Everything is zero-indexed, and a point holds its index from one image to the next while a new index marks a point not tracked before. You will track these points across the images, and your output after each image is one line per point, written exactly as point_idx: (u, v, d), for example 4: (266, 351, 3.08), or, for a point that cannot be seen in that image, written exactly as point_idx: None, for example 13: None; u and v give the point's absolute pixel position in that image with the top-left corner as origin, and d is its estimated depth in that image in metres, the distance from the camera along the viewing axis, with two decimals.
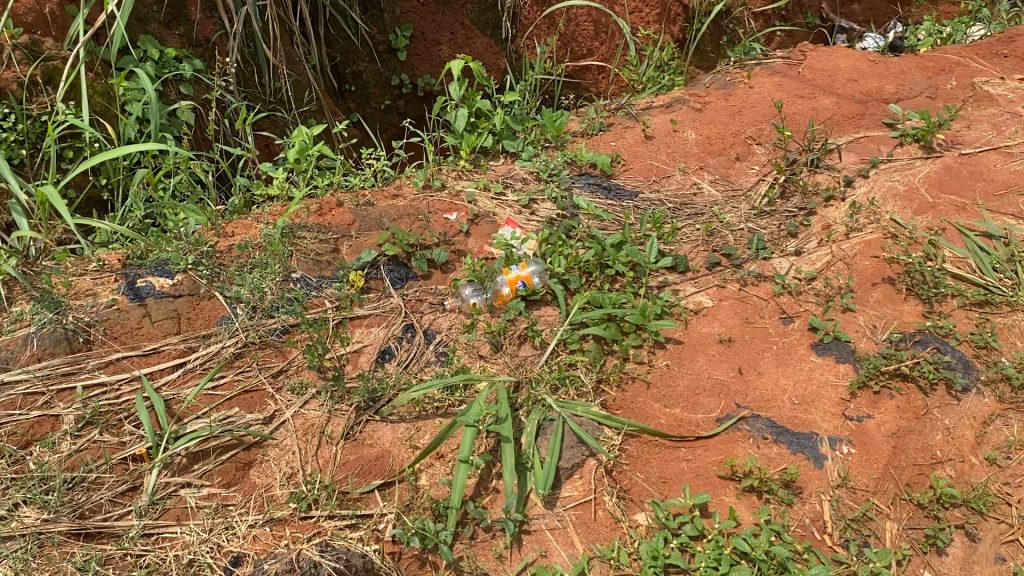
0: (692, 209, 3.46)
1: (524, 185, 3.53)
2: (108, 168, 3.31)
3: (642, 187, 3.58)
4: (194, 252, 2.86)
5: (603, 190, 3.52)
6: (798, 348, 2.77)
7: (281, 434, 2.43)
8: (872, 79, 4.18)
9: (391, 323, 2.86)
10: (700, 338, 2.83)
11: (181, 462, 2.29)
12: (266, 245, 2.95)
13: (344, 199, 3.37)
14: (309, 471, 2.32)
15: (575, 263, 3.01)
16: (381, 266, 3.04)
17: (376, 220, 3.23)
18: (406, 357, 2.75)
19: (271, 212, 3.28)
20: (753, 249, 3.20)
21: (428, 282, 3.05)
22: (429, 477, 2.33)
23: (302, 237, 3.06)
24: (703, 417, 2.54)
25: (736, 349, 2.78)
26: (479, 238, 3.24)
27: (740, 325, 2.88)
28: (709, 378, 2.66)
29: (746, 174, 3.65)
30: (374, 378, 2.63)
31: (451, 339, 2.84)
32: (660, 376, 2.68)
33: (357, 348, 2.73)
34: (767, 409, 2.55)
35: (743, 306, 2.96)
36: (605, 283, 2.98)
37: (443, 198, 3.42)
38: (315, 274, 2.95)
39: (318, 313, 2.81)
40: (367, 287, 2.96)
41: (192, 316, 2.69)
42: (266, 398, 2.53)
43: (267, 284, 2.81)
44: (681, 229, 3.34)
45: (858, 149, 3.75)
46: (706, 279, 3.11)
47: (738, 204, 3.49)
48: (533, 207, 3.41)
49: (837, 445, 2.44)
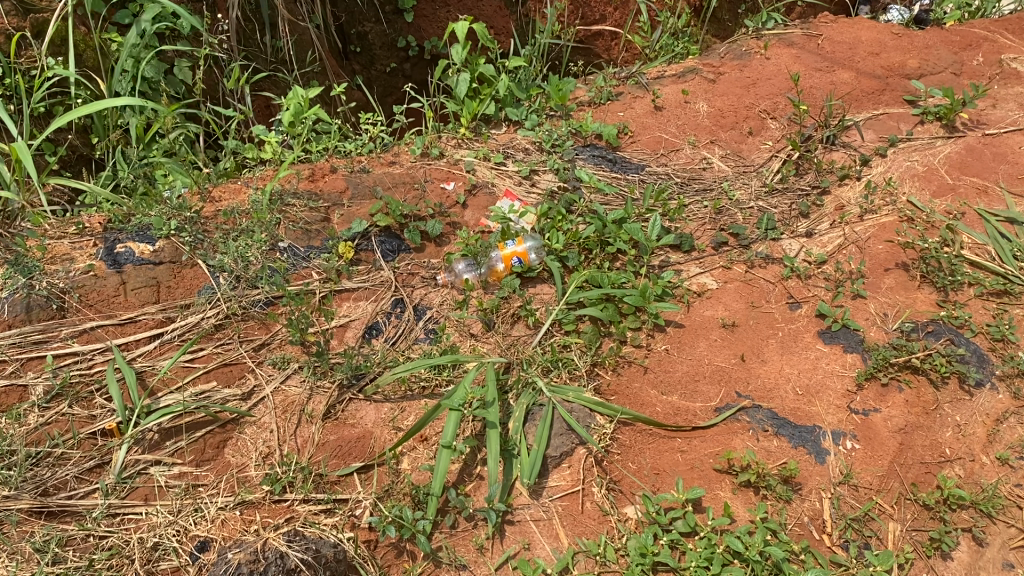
0: (701, 184, 3.32)
1: (526, 155, 3.40)
2: (98, 127, 3.21)
3: (650, 160, 3.43)
4: (178, 217, 2.75)
5: (608, 163, 3.36)
6: (804, 336, 2.65)
7: (259, 411, 2.32)
8: (894, 53, 4.00)
9: (380, 297, 2.75)
10: (702, 321, 2.72)
11: (152, 439, 2.19)
12: (255, 213, 2.84)
13: (338, 167, 3.24)
14: (286, 452, 2.22)
15: (574, 239, 2.90)
16: (372, 237, 2.91)
17: (370, 188, 3.10)
18: (394, 334, 2.63)
19: (261, 178, 3.16)
20: (762, 229, 3.08)
21: (420, 256, 2.94)
22: (411, 461, 2.23)
23: (291, 205, 2.94)
24: (702, 405, 2.42)
25: (739, 335, 2.66)
26: (476, 211, 3.12)
27: (744, 309, 2.76)
28: (709, 364, 2.55)
29: (757, 150, 3.50)
30: (359, 355, 2.53)
31: (442, 316, 2.73)
32: (658, 361, 2.58)
33: (342, 323, 2.63)
34: (768, 399, 2.44)
35: (749, 290, 2.84)
36: (605, 261, 2.89)
37: (441, 167, 3.30)
38: (302, 244, 2.83)
39: (304, 284, 2.70)
40: (357, 259, 2.84)
41: (172, 284, 2.58)
42: (246, 372, 2.42)
43: (252, 253, 2.71)
44: (688, 207, 3.21)
45: (877, 127, 3.60)
46: (711, 259, 2.99)
47: (748, 181, 3.35)
48: (534, 178, 3.28)
49: (840, 439, 2.32)
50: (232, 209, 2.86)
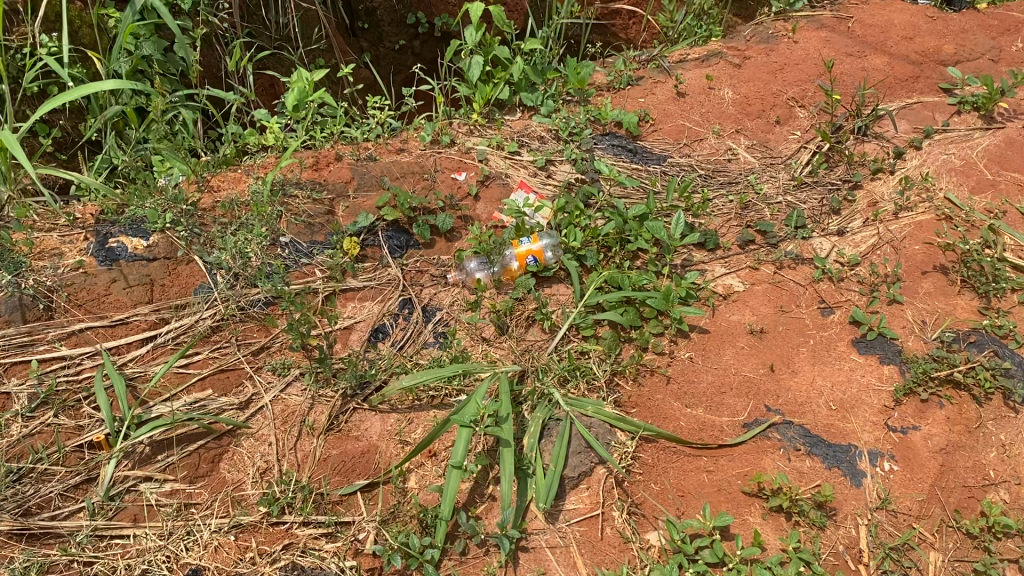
0: (726, 177, 3.15)
1: (542, 144, 3.23)
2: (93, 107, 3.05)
3: (672, 150, 3.25)
4: (174, 210, 2.59)
5: (628, 153, 3.19)
6: (837, 344, 2.49)
7: (257, 423, 2.18)
8: (929, 38, 3.80)
9: (386, 297, 2.60)
10: (728, 327, 2.56)
11: (143, 452, 2.05)
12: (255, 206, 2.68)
13: (344, 156, 3.09)
14: (285, 468, 2.08)
15: (593, 237, 2.74)
16: (379, 232, 2.76)
17: (377, 178, 2.94)
18: (401, 338, 2.49)
19: (263, 167, 3.01)
20: (791, 227, 2.91)
21: (430, 252, 2.78)
22: (419, 479, 2.09)
23: (294, 196, 2.79)
24: (729, 420, 2.27)
25: (768, 342, 2.51)
26: (489, 204, 2.97)
27: (772, 315, 2.60)
28: (736, 374, 2.41)
29: (785, 141, 3.32)
30: (364, 361, 2.38)
31: (453, 319, 2.58)
32: (682, 370, 2.43)
33: (347, 325, 2.48)
34: (800, 414, 2.29)
35: (778, 293, 2.68)
36: (625, 260, 2.74)
37: (452, 156, 3.13)
38: (305, 239, 2.68)
39: (306, 283, 2.55)
40: (362, 255, 2.69)
41: (167, 283, 2.43)
42: (244, 379, 2.28)
43: (252, 249, 2.56)
44: (712, 201, 3.04)
45: (911, 117, 3.41)
46: (737, 258, 2.83)
47: (776, 174, 3.17)
48: (550, 168, 3.11)
49: (877, 460, 2.17)
50: (231, 200, 2.71)
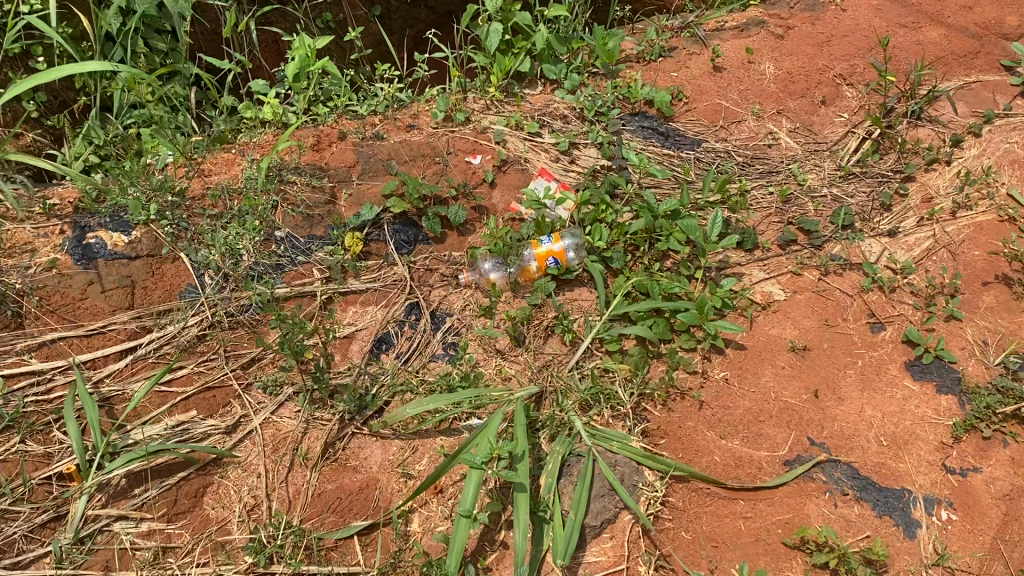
0: (766, 165, 2.88)
1: (564, 125, 2.95)
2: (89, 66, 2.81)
3: (706, 133, 2.97)
4: (159, 199, 2.36)
5: (659, 137, 2.92)
6: (889, 367, 2.25)
7: (245, 450, 1.98)
8: (990, 7, 3.43)
9: (392, 301, 2.37)
10: (768, 343, 2.33)
11: (119, 485, 1.85)
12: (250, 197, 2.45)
13: (348, 133, 2.82)
14: (275, 507, 1.88)
15: (620, 235, 2.49)
16: (384, 225, 2.51)
17: (383, 162, 2.67)
18: (407, 349, 2.26)
19: (260, 147, 2.76)
20: (837, 225, 2.65)
21: (440, 248, 2.53)
22: (423, 520, 1.88)
23: (291, 182, 2.54)
24: (768, 455, 2.05)
25: (811, 362, 2.27)
26: (505, 193, 2.71)
27: (816, 329, 2.35)
28: (776, 400, 2.18)
29: (832, 125, 3.03)
30: (366, 377, 2.17)
31: (464, 326, 2.35)
32: (716, 394, 2.20)
33: (347, 334, 2.26)
34: (847, 450, 2.06)
35: (822, 304, 2.43)
36: (654, 261, 2.51)
37: (466, 136, 2.86)
38: (302, 234, 2.44)
39: (302, 286, 2.32)
40: (365, 251, 2.44)
41: (150, 285, 2.21)
42: (231, 399, 2.07)
43: (244, 245, 2.33)
44: (750, 193, 2.78)
45: (969, 98, 3.08)
46: (777, 261, 2.57)
47: (821, 162, 2.90)
48: (573, 153, 2.85)
49: (933, 509, 1.94)
50: (223, 188, 2.47)
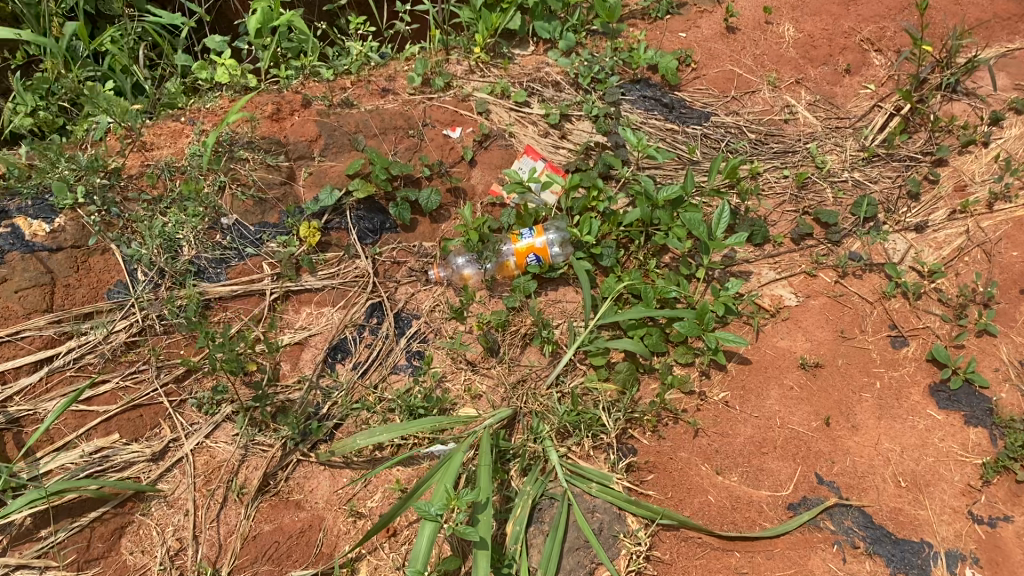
0: (781, 144, 2.57)
1: (556, 93, 2.62)
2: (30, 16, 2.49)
3: (716, 105, 2.65)
4: (87, 180, 2.04)
5: (662, 109, 2.59)
6: (909, 392, 1.98)
7: (172, 482, 1.74)
8: None
9: (351, 302, 2.10)
10: (774, 357, 2.06)
11: (23, 526, 1.59)
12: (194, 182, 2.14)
13: (312, 100, 2.51)
14: (201, 554, 1.65)
15: (613, 227, 2.22)
16: (346, 211, 2.21)
17: (350, 136, 2.37)
18: (366, 358, 2.00)
19: (212, 114, 2.44)
20: (859, 217, 2.34)
21: (409, 237, 2.25)
22: (372, 569, 1.66)
23: (243, 159, 2.22)
24: (770, 496, 1.81)
25: (823, 383, 2.01)
26: (485, 172, 2.44)
27: (830, 343, 2.08)
28: (782, 428, 1.92)
29: (856, 98, 2.69)
30: (317, 393, 1.92)
31: (432, 331, 2.09)
32: (714, 419, 1.94)
33: (299, 339, 2.00)
34: (860, 492, 1.81)
35: (838, 311, 2.15)
36: (650, 258, 2.24)
37: (446, 105, 2.54)
38: (252, 222, 2.16)
39: (249, 283, 2.05)
40: (324, 242, 2.17)
41: (73, 282, 1.93)
42: (160, 420, 1.83)
43: (184, 234, 2.05)
44: (762, 175, 2.48)
45: (1012, 68, 2.72)
46: (789, 259, 2.29)
47: (843, 141, 2.59)
48: (565, 126, 2.55)
49: (957, 566, 1.70)
50: (165, 164, 2.16)
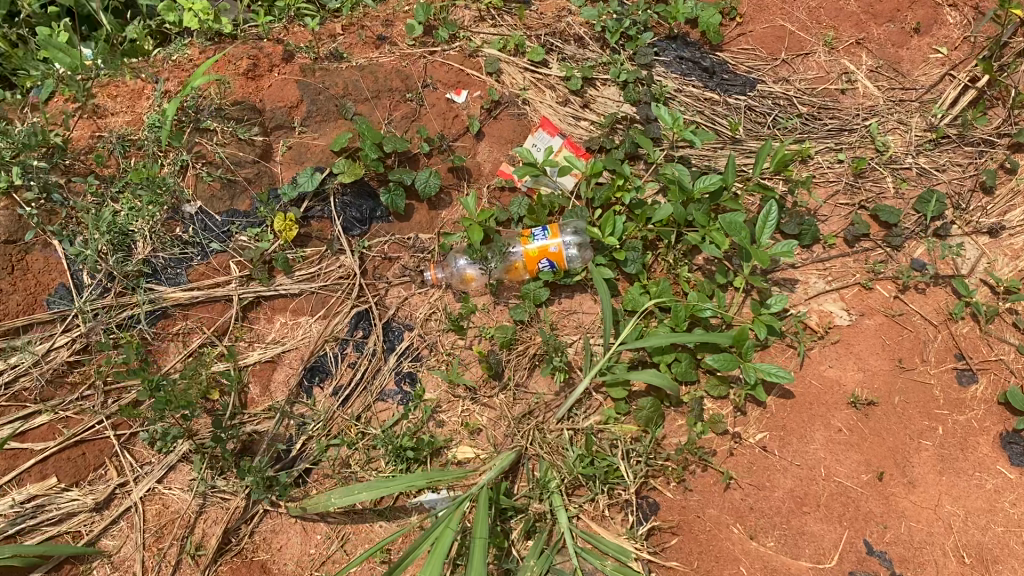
0: (838, 119, 2.22)
1: (579, 49, 2.24)
2: None
3: (763, 69, 2.28)
4: (26, 158, 1.71)
5: (701, 73, 2.24)
6: (976, 441, 1.71)
7: (118, 538, 1.54)
8: None
9: (332, 309, 1.81)
10: (820, 390, 1.79)
11: None
12: (149, 167, 1.83)
13: (293, 52, 2.12)
14: None
15: (641, 226, 1.93)
16: (330, 197, 1.90)
17: (337, 102, 2.03)
18: (348, 381, 1.73)
19: (178, 68, 2.07)
20: (923, 218, 2.02)
21: (403, 227, 1.95)
22: None
23: (210, 129, 1.90)
24: (811, 569, 1.58)
25: (876, 426, 1.73)
26: (494, 147, 2.11)
27: (886, 374, 1.80)
28: (827, 482, 1.66)
29: (925, 65, 2.24)
30: (290, 424, 1.67)
31: (426, 347, 1.81)
32: (749, 467, 1.69)
33: (270, 357, 1.73)
34: (915, 566, 1.57)
35: (896, 335, 1.86)
36: (681, 262, 1.94)
37: (450, 61, 2.19)
38: (220, 209, 1.84)
39: (214, 287, 1.76)
40: (303, 235, 1.86)
41: (6, 287, 1.64)
42: (105, 459, 1.58)
43: (138, 226, 1.74)
44: (814, 158, 2.16)
45: None
46: (841, 265, 1.99)
47: (907, 118, 2.21)
48: (588, 93, 2.20)
49: None
50: (119, 137, 1.85)
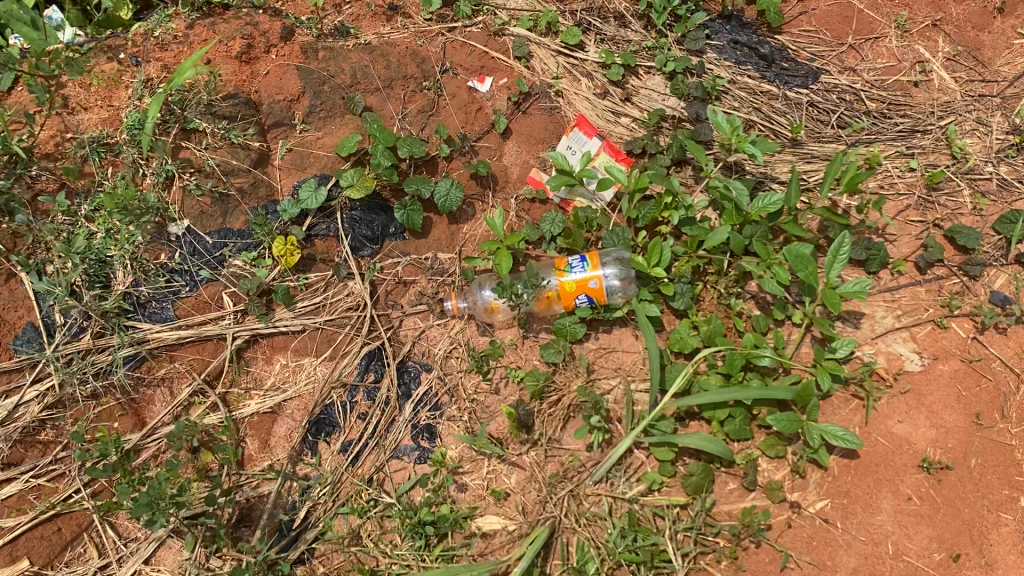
0: (911, 116, 1.93)
1: (619, 30, 1.96)
2: None
3: (827, 57, 2.00)
4: None
5: (758, 61, 1.97)
6: None
7: None
8: None
9: (340, 349, 1.60)
10: (888, 450, 1.59)
11: None
12: (128, 182, 1.59)
13: (292, 26, 1.80)
14: None
15: (691, 253, 1.70)
16: (339, 213, 1.66)
17: (345, 95, 1.75)
18: (358, 436, 1.54)
19: (161, 48, 1.74)
20: (1008, 244, 1.78)
21: (420, 245, 1.71)
22: None
23: (198, 130, 1.63)
24: None
25: (951, 494, 1.55)
26: (522, 147, 1.86)
27: (963, 432, 1.60)
28: (896, 562, 1.50)
29: (1008, 52, 1.96)
30: (293, 487, 1.49)
31: (447, 393, 1.59)
32: (808, 543, 1.52)
33: (270, 408, 1.53)
34: None
35: (973, 384, 1.65)
36: (733, 292, 1.72)
37: (473, 41, 1.90)
38: (210, 228, 1.59)
39: (203, 325, 1.54)
40: (306, 258, 1.63)
41: None
42: (83, 535, 1.42)
43: (117, 253, 1.51)
44: (882, 166, 1.89)
45: None
46: (911, 296, 1.76)
47: (988, 116, 1.91)
48: (629, 82, 1.92)
49: None
50: (93, 141, 1.60)
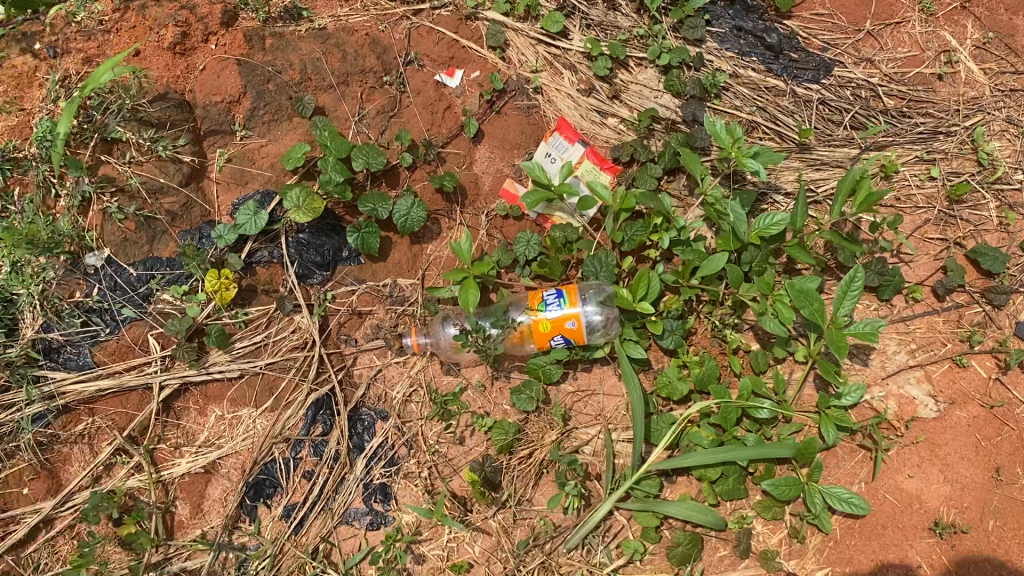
0: (933, 116, 1.66)
1: (606, 13, 1.70)
2: None
3: (843, 45, 1.70)
4: None
5: (764, 52, 1.70)
6: None
7: None
8: None
9: (284, 397, 1.44)
10: (896, 509, 1.45)
11: None
12: (37, 207, 1.38)
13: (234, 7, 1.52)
14: None
15: (684, 281, 1.49)
16: (283, 238, 1.44)
17: (290, 96, 1.51)
18: (302, 498, 1.41)
19: (83, 36, 1.47)
20: None
21: (376, 270, 1.50)
22: None
23: (121, 141, 1.41)
24: None
25: (963, 561, 1.41)
26: (495, 153, 1.65)
27: (979, 489, 1.45)
28: None
29: None
30: (229, 557, 1.38)
31: (406, 446, 1.44)
32: None
33: (202, 468, 1.40)
34: None
35: (993, 433, 1.48)
36: (729, 325, 1.53)
37: (441, 27, 1.65)
38: (134, 257, 1.41)
39: (124, 375, 1.38)
40: (246, 290, 1.44)
41: None
42: None
43: (26, 291, 1.33)
44: (900, 172, 1.65)
45: None
46: (928, 328, 1.56)
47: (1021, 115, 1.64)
48: (618, 77, 1.69)
49: None
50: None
